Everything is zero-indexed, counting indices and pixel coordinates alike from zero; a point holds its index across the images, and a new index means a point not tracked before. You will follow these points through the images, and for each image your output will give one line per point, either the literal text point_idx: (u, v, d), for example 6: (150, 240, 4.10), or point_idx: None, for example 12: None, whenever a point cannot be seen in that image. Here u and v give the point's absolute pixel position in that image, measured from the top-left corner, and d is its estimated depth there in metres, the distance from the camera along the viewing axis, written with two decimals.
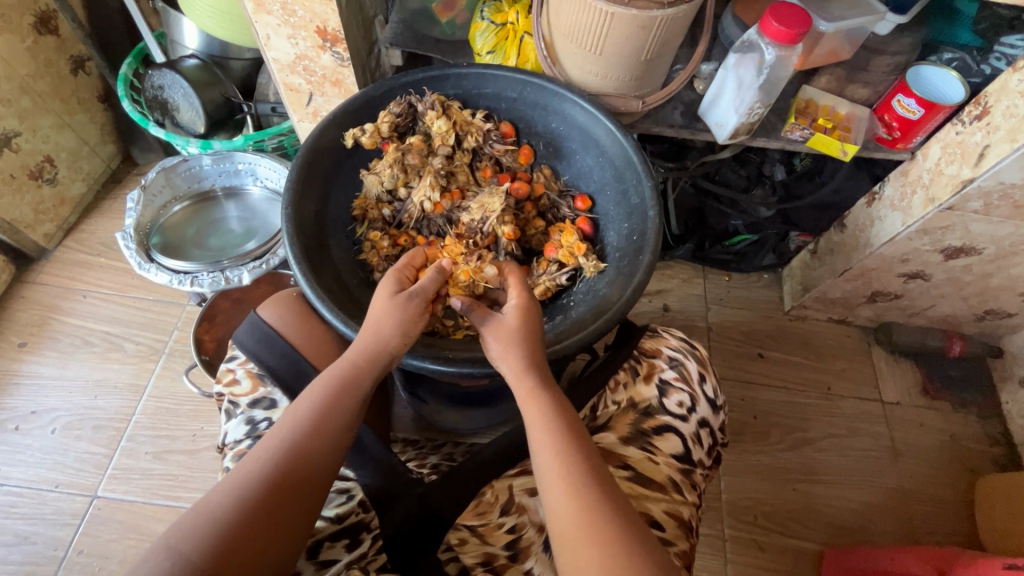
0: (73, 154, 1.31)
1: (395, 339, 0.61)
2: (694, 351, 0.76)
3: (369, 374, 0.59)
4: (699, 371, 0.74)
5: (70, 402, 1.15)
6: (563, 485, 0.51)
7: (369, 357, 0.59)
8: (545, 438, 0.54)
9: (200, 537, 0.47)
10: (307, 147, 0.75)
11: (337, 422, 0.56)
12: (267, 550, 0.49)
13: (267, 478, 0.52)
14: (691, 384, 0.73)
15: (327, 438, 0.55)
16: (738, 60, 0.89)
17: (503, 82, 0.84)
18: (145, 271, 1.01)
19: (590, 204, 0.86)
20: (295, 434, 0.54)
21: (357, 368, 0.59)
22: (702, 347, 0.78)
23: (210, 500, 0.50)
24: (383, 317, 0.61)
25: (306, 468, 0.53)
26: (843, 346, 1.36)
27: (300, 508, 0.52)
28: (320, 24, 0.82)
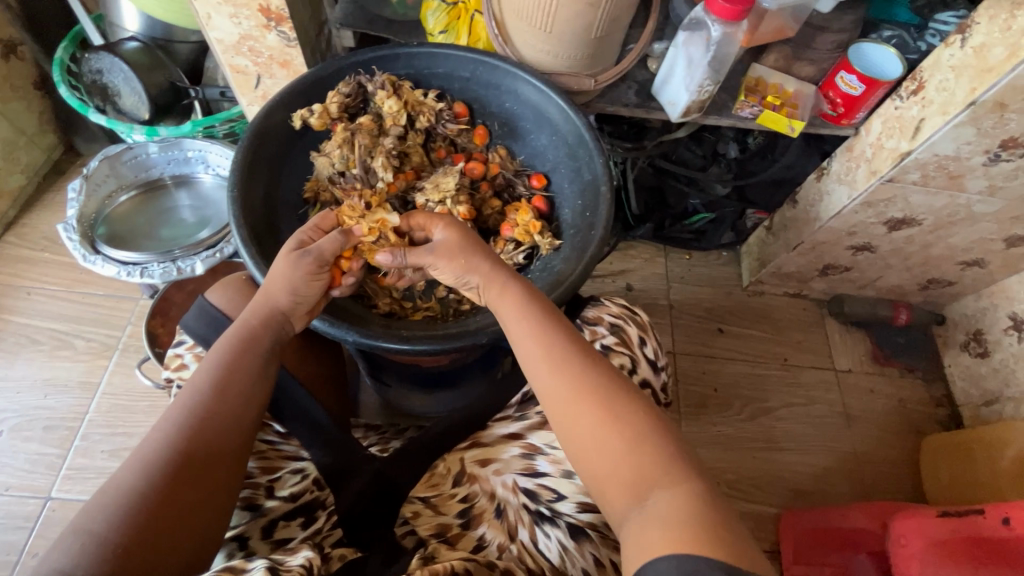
0: (10, 144, 1.24)
1: (287, 299, 0.62)
2: (634, 317, 0.74)
3: (267, 334, 0.61)
4: (639, 335, 0.72)
5: (18, 403, 1.11)
6: (559, 375, 0.54)
7: (265, 317, 0.61)
8: (532, 341, 0.57)
9: (111, 514, 0.47)
10: (253, 129, 0.73)
11: (245, 380, 0.57)
12: (191, 512, 0.51)
13: (177, 447, 0.52)
14: (631, 347, 0.71)
15: (235, 398, 0.56)
16: (687, 38, 0.91)
17: (454, 61, 0.84)
18: (90, 263, 0.97)
19: (546, 182, 0.87)
20: (195, 403, 0.55)
21: (252, 330, 0.60)
22: (642, 312, 0.77)
23: (116, 480, 0.50)
24: (276, 279, 0.62)
25: (217, 431, 0.54)
26: (799, 318, 1.41)
27: (221, 469, 0.54)
28: (263, 2, 0.80)
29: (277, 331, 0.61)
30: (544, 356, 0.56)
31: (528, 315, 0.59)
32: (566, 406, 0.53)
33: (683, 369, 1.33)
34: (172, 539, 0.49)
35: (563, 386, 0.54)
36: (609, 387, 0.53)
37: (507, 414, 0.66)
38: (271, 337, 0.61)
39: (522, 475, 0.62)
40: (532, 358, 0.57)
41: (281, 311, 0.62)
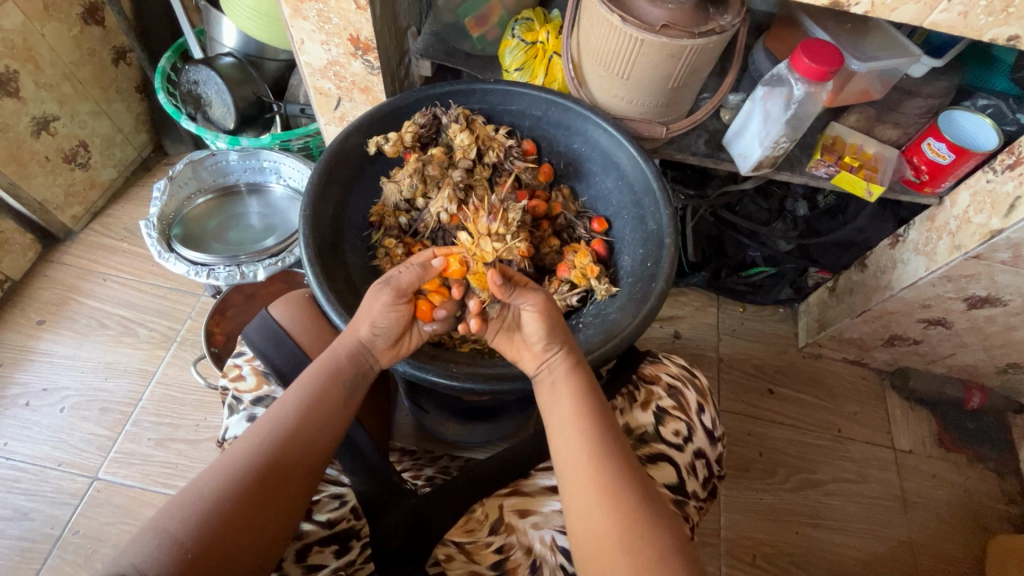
0: (106, 141, 1.34)
1: (376, 335, 0.64)
2: (694, 380, 0.72)
3: (352, 367, 0.63)
4: (698, 400, 0.70)
5: (80, 382, 1.17)
6: (593, 470, 0.55)
7: (352, 351, 0.63)
8: (575, 428, 0.58)
9: (187, 519, 0.51)
10: (330, 152, 0.76)
11: (325, 411, 0.60)
12: (257, 531, 0.53)
13: (254, 466, 0.55)
14: (688, 414, 0.69)
15: (313, 427, 0.59)
16: (765, 93, 0.89)
17: (528, 99, 0.85)
18: (164, 260, 1.03)
19: (607, 226, 0.86)
20: (275, 425, 0.58)
21: (339, 360, 0.63)
22: (702, 376, 0.75)
23: (199, 485, 0.53)
24: (365, 311, 0.64)
25: (291, 456, 0.57)
26: (857, 388, 1.33)
27: (288, 495, 0.56)
28: (353, 32, 0.84)
29: (361, 365, 0.64)
30: (584, 447, 0.57)
31: (575, 401, 0.60)
32: (591, 504, 0.54)
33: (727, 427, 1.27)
34: (232, 558, 0.51)
35: (594, 484, 0.55)
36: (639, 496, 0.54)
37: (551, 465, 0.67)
38: (354, 372, 0.63)
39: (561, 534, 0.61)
40: (569, 443, 0.58)
41: (365, 343, 0.64)
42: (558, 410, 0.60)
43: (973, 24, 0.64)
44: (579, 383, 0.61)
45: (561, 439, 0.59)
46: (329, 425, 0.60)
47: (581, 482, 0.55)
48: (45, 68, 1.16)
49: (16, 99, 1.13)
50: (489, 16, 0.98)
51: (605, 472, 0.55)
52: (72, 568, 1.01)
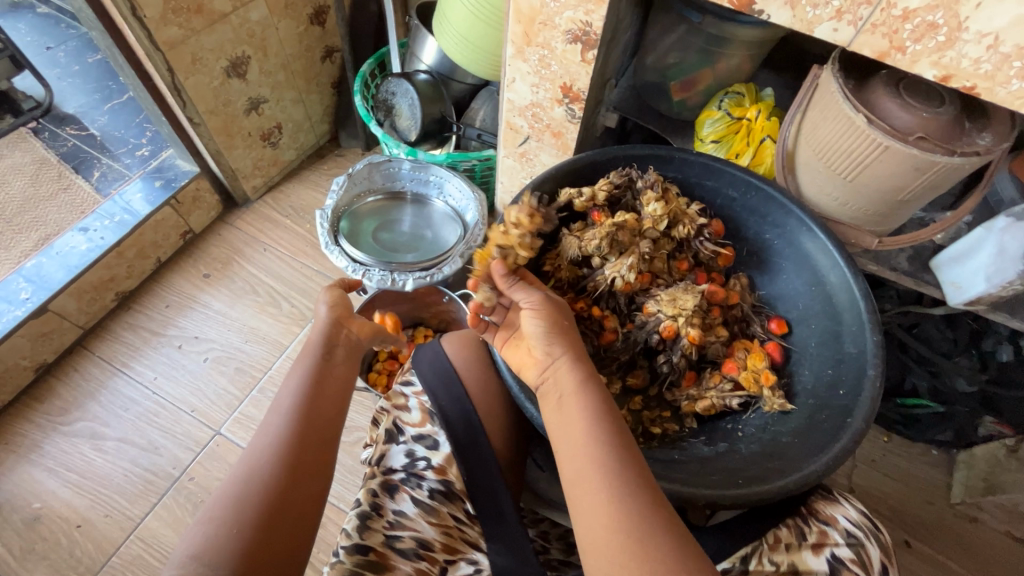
0: (296, 126, 1.47)
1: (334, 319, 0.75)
2: (876, 533, 0.62)
3: (324, 346, 0.72)
4: (881, 561, 0.59)
5: (225, 339, 1.27)
6: (599, 470, 0.54)
7: (322, 336, 0.73)
8: (581, 427, 0.58)
9: (217, 530, 0.53)
10: (523, 198, 0.77)
11: (320, 388, 0.68)
12: (298, 504, 0.58)
13: (268, 463, 0.59)
14: (870, 574, 0.58)
15: (312, 404, 0.66)
16: (1008, 225, 0.77)
17: (729, 179, 0.79)
18: (329, 252, 1.09)
19: (786, 330, 0.79)
20: (274, 424, 0.63)
21: (315, 350, 0.71)
22: (884, 531, 0.64)
23: (218, 503, 0.55)
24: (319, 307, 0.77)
25: (303, 430, 0.63)
26: (1021, 572, 1.12)
27: (315, 469, 0.61)
28: (568, 81, 0.84)
29: (330, 342, 0.73)
30: (589, 448, 0.56)
31: (585, 402, 0.60)
32: (596, 513, 0.52)
33: None
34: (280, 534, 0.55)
35: (598, 489, 0.53)
36: (648, 495, 0.53)
37: None
38: (328, 349, 0.72)
39: None
40: (575, 446, 0.57)
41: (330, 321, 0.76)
42: (568, 416, 0.60)
43: None
44: (572, 388, 0.61)
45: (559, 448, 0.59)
46: (324, 403, 0.66)
47: (592, 485, 0.53)
48: (270, 57, 1.30)
49: (241, 79, 1.26)
50: (696, 83, 0.95)
51: (611, 475, 0.54)
52: (180, 511, 1.08)
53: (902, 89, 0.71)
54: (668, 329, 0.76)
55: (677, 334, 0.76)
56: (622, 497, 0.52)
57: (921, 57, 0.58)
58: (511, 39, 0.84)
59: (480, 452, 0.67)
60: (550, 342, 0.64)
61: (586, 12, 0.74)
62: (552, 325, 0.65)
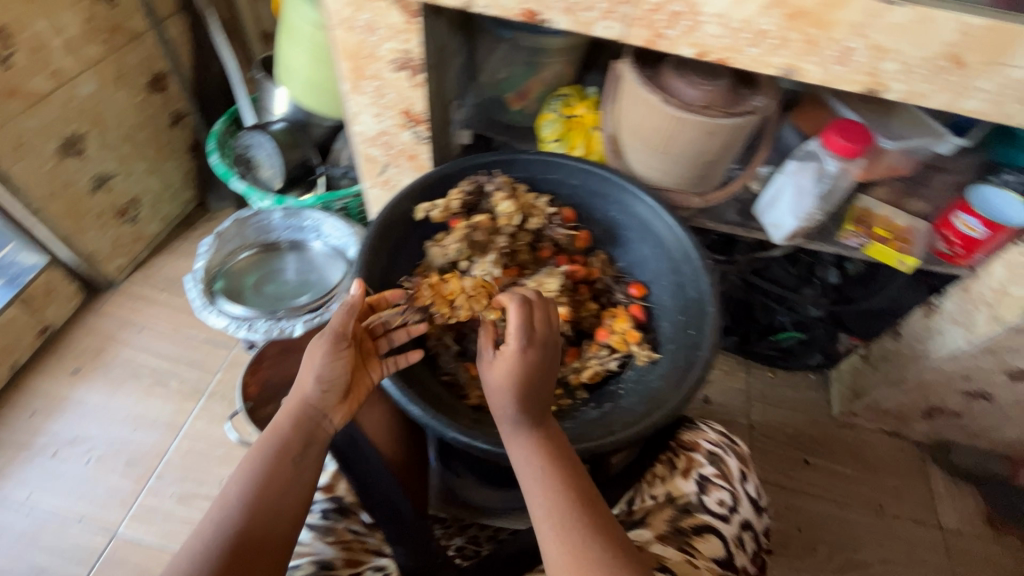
0: (155, 197, 1.41)
1: (312, 386, 0.64)
2: (734, 447, 0.73)
3: (300, 436, 0.63)
4: (739, 468, 0.70)
5: (108, 433, 1.17)
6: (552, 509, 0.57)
7: (296, 420, 0.64)
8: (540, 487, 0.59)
9: None
10: (381, 218, 0.80)
11: (281, 483, 0.60)
12: None
13: (206, 569, 0.54)
14: (731, 482, 0.69)
15: (266, 510, 0.59)
16: (797, 167, 0.92)
17: (567, 170, 0.88)
18: (206, 314, 1.06)
19: (645, 292, 0.87)
20: (221, 521, 0.57)
21: (285, 437, 0.63)
22: (742, 443, 0.75)
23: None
24: (309, 366, 0.65)
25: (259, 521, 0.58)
26: (897, 461, 1.29)
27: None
28: (406, 106, 0.89)
29: (308, 427, 0.64)
30: (546, 500, 0.58)
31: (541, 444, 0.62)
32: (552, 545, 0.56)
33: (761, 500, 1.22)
34: None
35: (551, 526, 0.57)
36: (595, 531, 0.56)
37: None
38: (301, 442, 0.63)
39: None
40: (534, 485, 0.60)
41: (314, 405, 0.65)
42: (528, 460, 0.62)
43: (1006, 112, 0.66)
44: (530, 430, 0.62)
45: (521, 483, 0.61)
46: (283, 508, 0.59)
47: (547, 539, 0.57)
48: (110, 130, 1.24)
49: (79, 158, 1.20)
50: (529, 91, 1.05)
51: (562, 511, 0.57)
52: None
53: (684, 69, 0.83)
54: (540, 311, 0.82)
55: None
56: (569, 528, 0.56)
57: (678, 41, 0.69)
58: (344, 76, 0.87)
59: (366, 458, 0.69)
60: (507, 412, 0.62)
61: (404, 41, 0.80)
62: (515, 397, 0.62)
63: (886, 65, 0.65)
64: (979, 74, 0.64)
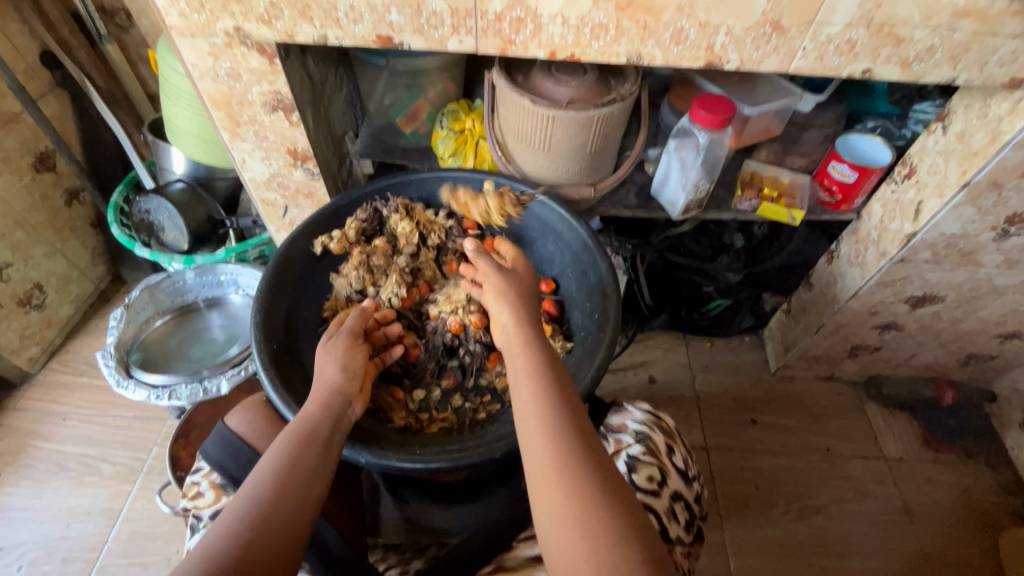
0: (62, 279, 1.36)
1: (336, 373, 0.68)
2: (659, 422, 0.74)
3: (328, 420, 0.63)
4: (666, 442, 0.71)
5: (40, 534, 1.10)
6: (543, 419, 0.56)
7: (325, 404, 0.65)
8: (533, 407, 0.57)
9: None
10: (277, 258, 0.79)
11: (310, 464, 0.58)
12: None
13: (242, 538, 0.50)
14: (660, 457, 0.70)
15: (296, 486, 0.56)
16: (678, 145, 0.97)
17: (462, 181, 0.90)
18: (123, 388, 1.01)
19: (554, 286, 0.90)
20: (258, 490, 0.55)
21: (313, 419, 0.63)
22: (667, 417, 0.76)
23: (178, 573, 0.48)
24: (333, 359, 0.69)
25: (283, 500, 0.54)
26: (836, 403, 1.35)
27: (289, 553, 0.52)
28: (291, 146, 0.89)
29: (335, 414, 0.65)
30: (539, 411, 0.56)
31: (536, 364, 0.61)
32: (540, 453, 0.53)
33: (718, 466, 1.25)
34: None
35: (544, 436, 0.54)
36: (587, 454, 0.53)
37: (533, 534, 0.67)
38: (330, 426, 0.63)
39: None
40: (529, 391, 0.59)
41: (338, 392, 0.67)
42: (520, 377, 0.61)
43: (831, 65, 0.73)
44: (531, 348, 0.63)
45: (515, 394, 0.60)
46: (314, 485, 0.57)
47: (536, 454, 0.53)
48: None
49: None
50: (418, 113, 1.07)
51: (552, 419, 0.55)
52: None
53: (550, 70, 0.87)
54: (455, 323, 0.84)
55: (464, 324, 0.84)
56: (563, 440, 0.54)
57: (527, 44, 0.72)
58: (221, 126, 0.87)
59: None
60: (511, 331, 0.66)
61: (271, 83, 0.80)
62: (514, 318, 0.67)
63: (717, 39, 0.70)
64: (799, 35, 0.69)
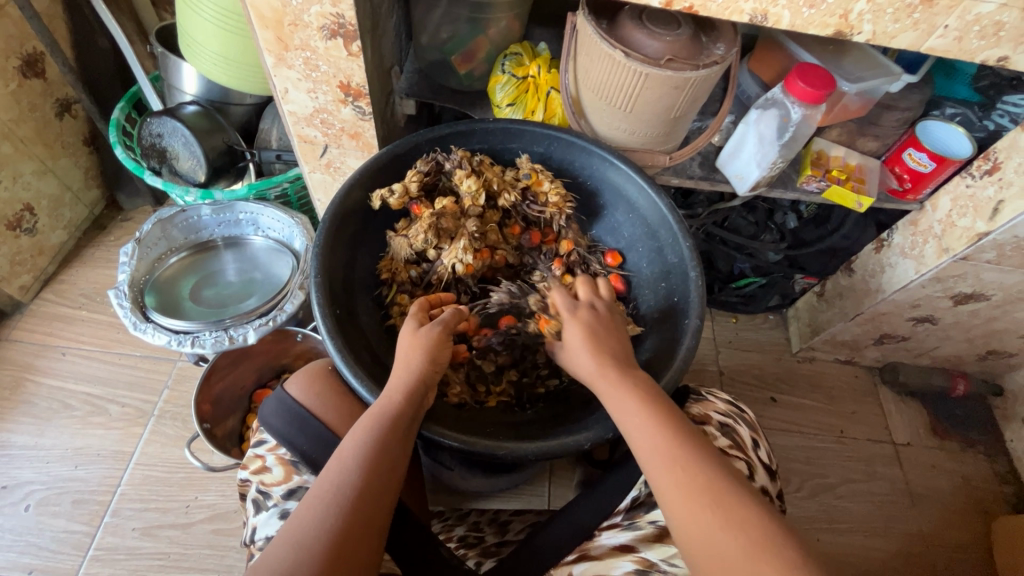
0: (54, 201, 1.23)
1: (424, 366, 0.62)
2: (743, 415, 0.65)
3: (410, 408, 0.59)
4: (752, 436, 0.63)
5: (46, 474, 1.05)
6: (666, 445, 0.53)
7: (408, 393, 0.59)
8: (652, 434, 0.54)
9: None
10: (333, 209, 0.71)
11: (387, 459, 0.54)
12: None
13: (326, 529, 0.48)
14: (746, 452, 0.61)
15: (374, 477, 0.52)
16: (759, 116, 0.90)
17: (531, 137, 0.83)
18: (141, 332, 0.93)
19: (621, 260, 0.85)
20: (342, 481, 0.52)
21: (397, 407, 0.58)
22: (749, 409, 0.67)
23: (266, 562, 0.47)
24: (411, 346, 0.63)
25: (364, 493, 0.51)
26: (852, 386, 1.38)
27: (373, 547, 0.49)
28: (344, 79, 0.79)
29: (415, 403, 0.60)
30: (658, 439, 0.54)
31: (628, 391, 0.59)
32: (675, 474, 0.51)
33: None
34: None
35: (675, 463, 0.52)
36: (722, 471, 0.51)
37: (615, 522, 0.59)
38: (410, 417, 0.59)
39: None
40: (635, 424, 0.56)
41: (421, 380, 0.61)
42: (619, 402, 0.59)
43: (966, 48, 0.66)
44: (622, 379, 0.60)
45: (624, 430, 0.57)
46: (393, 475, 0.54)
47: (672, 477, 0.51)
48: None
49: None
50: (476, 52, 0.96)
51: (674, 444, 0.53)
52: None
53: (643, 19, 0.78)
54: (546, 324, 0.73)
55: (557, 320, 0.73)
56: (692, 462, 0.51)
57: None
58: (266, 48, 0.76)
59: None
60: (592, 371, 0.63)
61: (333, 4, 0.69)
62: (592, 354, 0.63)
63: (857, 6, 0.62)
64: (945, 11, 0.63)
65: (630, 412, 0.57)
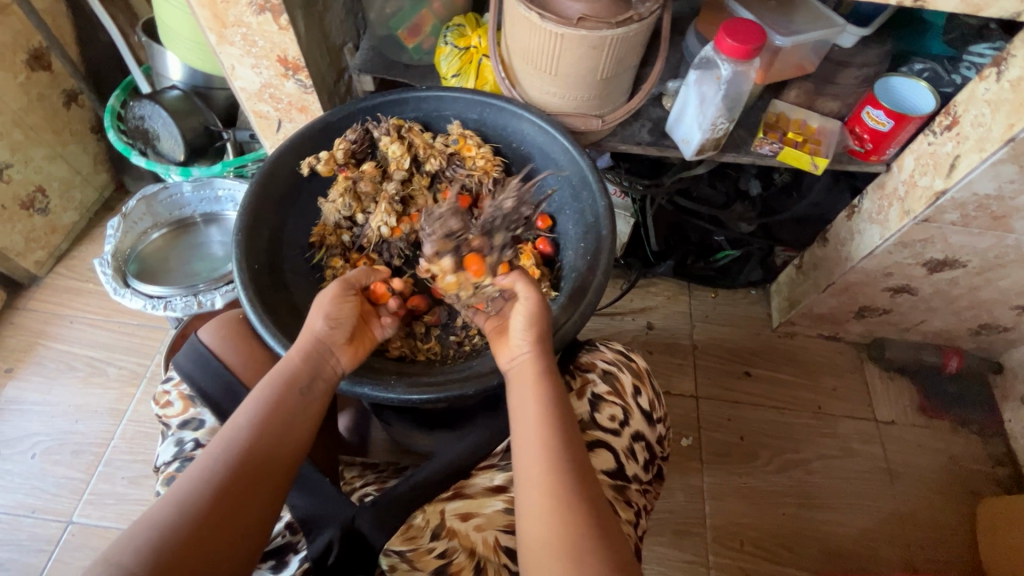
0: (65, 184, 1.35)
1: (326, 330, 0.64)
2: (630, 363, 0.72)
3: (308, 368, 0.62)
4: (633, 383, 0.69)
5: (51, 427, 1.16)
6: (545, 463, 0.53)
7: (306, 355, 0.62)
8: (536, 446, 0.55)
9: (140, 547, 0.47)
10: (260, 174, 0.76)
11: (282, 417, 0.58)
12: (225, 531, 0.50)
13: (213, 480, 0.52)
14: (624, 397, 0.68)
15: (269, 430, 0.56)
16: (699, 77, 0.89)
17: (461, 104, 0.85)
18: (120, 296, 1.02)
19: (551, 223, 0.85)
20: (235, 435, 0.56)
21: (295, 369, 0.61)
22: (639, 358, 0.74)
23: (152, 514, 0.50)
24: (318, 308, 0.66)
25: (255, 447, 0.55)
26: (835, 362, 1.33)
27: (256, 498, 0.53)
28: (280, 53, 0.84)
29: (315, 364, 0.62)
30: (540, 454, 0.54)
31: (540, 396, 0.58)
32: (536, 487, 0.52)
33: (706, 415, 1.26)
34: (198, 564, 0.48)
35: (543, 479, 0.53)
36: (587, 507, 0.51)
37: (493, 463, 0.64)
38: (309, 377, 0.61)
39: (505, 533, 0.58)
40: (527, 430, 0.56)
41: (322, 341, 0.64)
42: (524, 402, 0.58)
43: None
44: (543, 380, 0.59)
45: (516, 430, 0.57)
46: (295, 430, 0.58)
47: (532, 492, 0.52)
48: None
49: None
50: (422, 26, 0.98)
51: (555, 464, 0.53)
52: None
53: None
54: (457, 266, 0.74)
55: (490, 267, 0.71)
56: (561, 488, 0.52)
57: None
58: (206, 26, 0.81)
59: None
60: (526, 364, 0.61)
61: None
62: (539, 352, 0.61)
63: None
64: None
65: (529, 415, 0.57)
